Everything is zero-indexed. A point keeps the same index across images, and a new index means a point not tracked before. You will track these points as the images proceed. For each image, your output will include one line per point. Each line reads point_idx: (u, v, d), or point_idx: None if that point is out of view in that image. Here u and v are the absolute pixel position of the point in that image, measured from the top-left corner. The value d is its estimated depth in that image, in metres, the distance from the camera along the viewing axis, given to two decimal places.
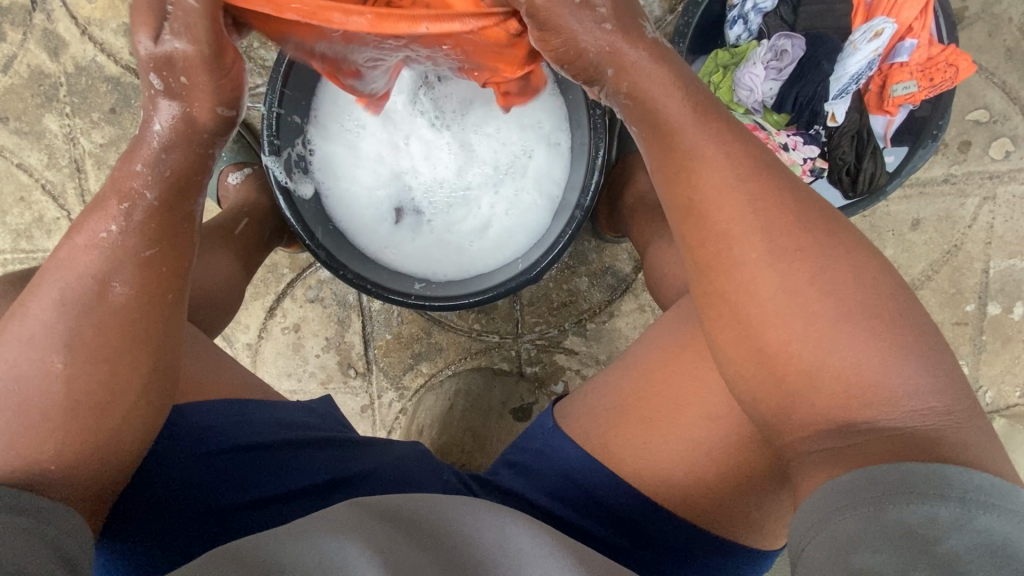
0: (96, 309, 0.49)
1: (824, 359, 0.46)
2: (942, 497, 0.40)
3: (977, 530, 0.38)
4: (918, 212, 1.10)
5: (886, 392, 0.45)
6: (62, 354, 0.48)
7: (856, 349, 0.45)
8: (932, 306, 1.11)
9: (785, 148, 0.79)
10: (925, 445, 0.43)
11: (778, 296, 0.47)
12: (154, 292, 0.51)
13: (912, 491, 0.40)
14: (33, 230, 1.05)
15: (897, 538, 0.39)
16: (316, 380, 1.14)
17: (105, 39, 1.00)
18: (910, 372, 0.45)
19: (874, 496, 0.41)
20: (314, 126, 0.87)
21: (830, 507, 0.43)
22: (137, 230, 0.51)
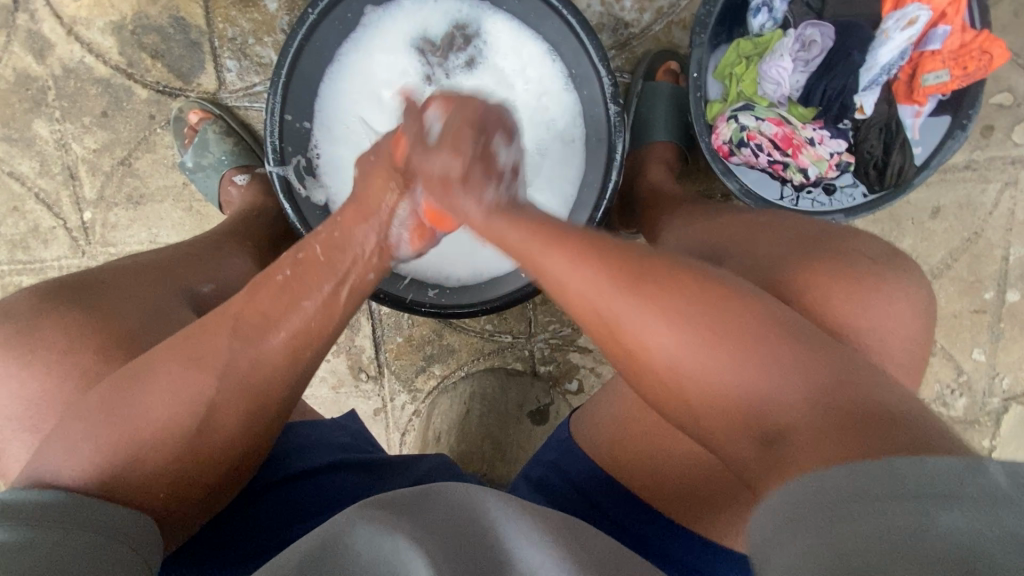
0: (246, 357, 0.48)
1: (705, 380, 0.42)
2: (929, 488, 0.32)
3: (941, 531, 0.30)
4: (938, 199, 1.07)
5: (758, 388, 0.42)
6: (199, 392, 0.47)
7: (720, 355, 0.42)
8: (950, 294, 1.10)
9: (810, 143, 0.76)
10: (851, 424, 0.39)
11: (640, 323, 0.44)
12: (298, 347, 0.50)
13: (880, 482, 0.34)
14: (30, 241, 1.01)
15: (848, 548, 0.31)
16: (327, 385, 1.12)
17: (93, 39, 0.95)
18: (788, 369, 0.42)
19: (848, 492, 0.34)
20: (320, 129, 0.82)
21: (777, 527, 0.36)
22: (301, 277, 0.52)
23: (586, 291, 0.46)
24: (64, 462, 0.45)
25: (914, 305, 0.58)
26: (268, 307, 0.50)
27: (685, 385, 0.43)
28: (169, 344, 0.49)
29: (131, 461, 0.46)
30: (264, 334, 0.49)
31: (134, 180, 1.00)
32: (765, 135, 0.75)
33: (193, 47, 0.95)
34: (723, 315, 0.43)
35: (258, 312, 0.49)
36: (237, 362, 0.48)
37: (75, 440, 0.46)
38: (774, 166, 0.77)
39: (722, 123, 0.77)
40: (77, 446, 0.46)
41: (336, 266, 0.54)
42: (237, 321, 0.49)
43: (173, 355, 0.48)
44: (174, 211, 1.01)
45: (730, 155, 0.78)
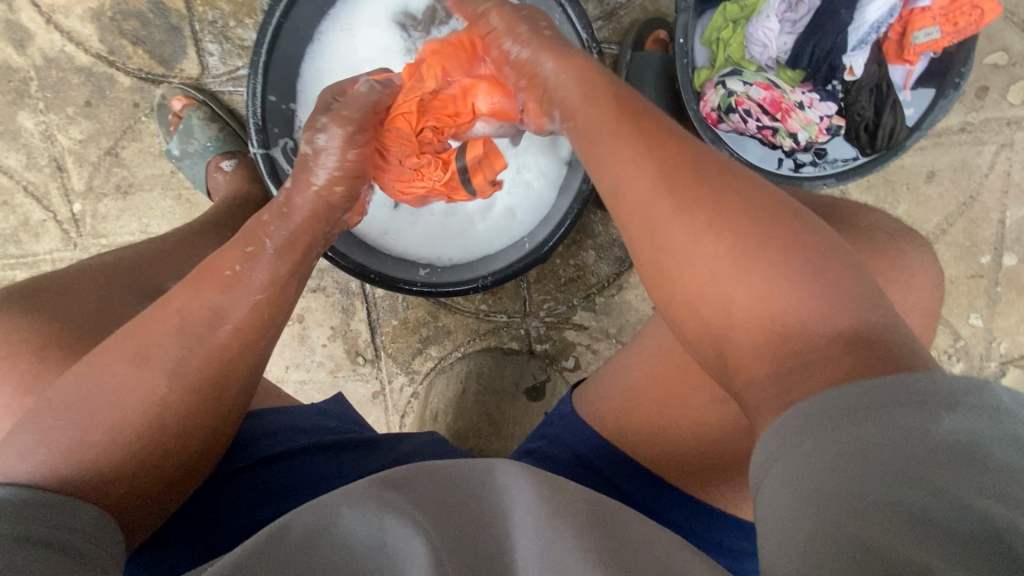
0: (201, 344, 0.50)
1: (753, 308, 0.40)
2: (915, 405, 0.33)
3: (939, 435, 0.31)
4: (933, 163, 1.06)
5: (798, 319, 0.40)
6: (162, 383, 0.48)
7: (772, 284, 0.40)
8: (946, 259, 1.09)
9: (800, 107, 0.75)
10: (868, 354, 0.38)
11: (708, 253, 0.41)
12: (252, 338, 0.52)
13: (875, 401, 0.34)
14: (21, 234, 1.01)
15: (854, 456, 0.33)
16: (325, 370, 1.13)
17: (72, 27, 0.94)
18: (813, 293, 0.40)
19: (842, 415, 0.34)
20: (303, 110, 0.81)
21: (783, 441, 0.36)
22: (251, 262, 0.54)
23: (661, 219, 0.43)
24: (21, 463, 0.45)
25: (902, 263, 0.58)
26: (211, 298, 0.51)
27: (714, 299, 0.42)
28: (113, 342, 0.50)
29: (95, 454, 0.46)
30: (215, 325, 0.50)
31: (122, 170, 1.00)
32: (754, 101, 0.74)
33: (173, 32, 0.94)
34: (764, 237, 0.41)
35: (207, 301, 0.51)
36: (193, 346, 0.49)
37: (27, 442, 0.46)
38: (764, 131, 0.76)
39: (710, 89, 0.76)
40: (36, 449, 0.45)
41: (283, 253, 0.56)
42: (182, 315, 0.50)
43: (120, 352, 0.49)
44: (164, 199, 1.01)
45: (719, 122, 0.77)
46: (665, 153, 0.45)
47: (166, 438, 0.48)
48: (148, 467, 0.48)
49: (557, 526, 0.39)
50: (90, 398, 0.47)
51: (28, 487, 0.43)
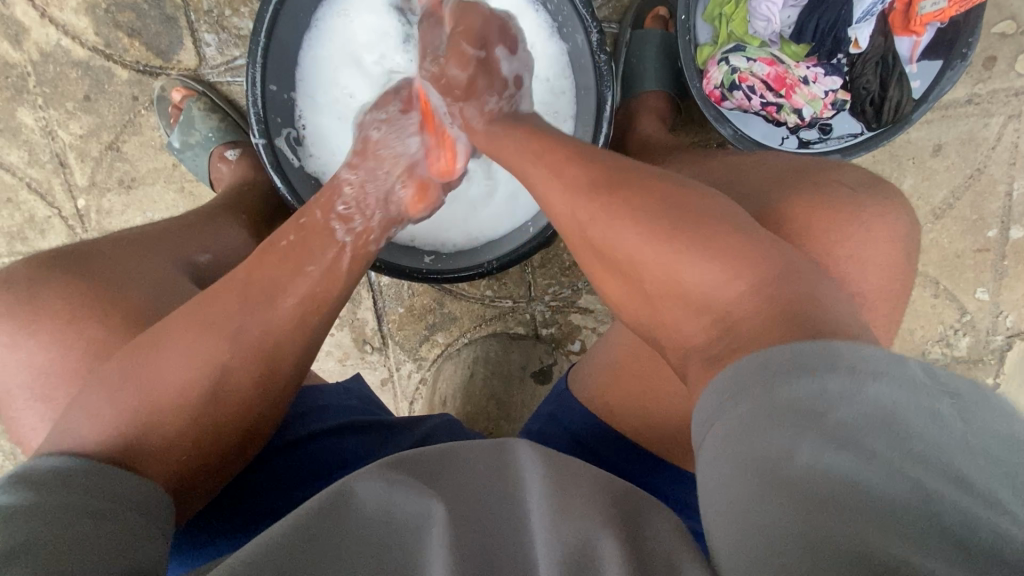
0: (265, 318, 0.51)
1: (662, 278, 0.44)
2: (833, 371, 0.35)
3: (865, 399, 0.34)
4: (939, 137, 1.05)
5: (703, 288, 0.43)
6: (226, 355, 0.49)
7: (680, 255, 0.43)
8: (952, 234, 1.08)
9: (805, 82, 0.74)
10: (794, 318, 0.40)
11: (623, 233, 0.46)
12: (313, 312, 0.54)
13: (804, 364, 0.36)
14: (27, 231, 1.02)
15: (785, 413, 0.35)
16: (333, 359, 1.14)
17: (67, 20, 0.93)
18: (724, 264, 0.43)
19: (767, 377, 0.37)
20: (303, 97, 0.81)
21: (724, 398, 0.38)
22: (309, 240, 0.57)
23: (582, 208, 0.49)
24: (88, 428, 0.46)
25: (909, 237, 0.58)
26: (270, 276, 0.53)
27: (645, 282, 0.45)
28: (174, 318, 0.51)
29: (158, 421, 0.47)
30: (275, 297, 0.52)
31: (124, 165, 1.00)
32: (757, 77, 0.73)
33: (169, 22, 0.93)
34: (686, 219, 0.44)
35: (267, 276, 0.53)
36: (251, 324, 0.51)
37: (93, 411, 0.47)
38: (768, 109, 0.76)
39: (712, 67, 0.75)
40: (102, 414, 0.46)
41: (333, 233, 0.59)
42: (245, 289, 0.52)
43: (183, 324, 0.50)
44: (167, 193, 1.01)
45: (722, 100, 0.76)
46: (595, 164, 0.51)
47: (226, 413, 0.50)
48: (207, 442, 0.49)
49: (594, 515, 0.40)
50: (155, 369, 0.48)
51: (93, 457, 0.44)
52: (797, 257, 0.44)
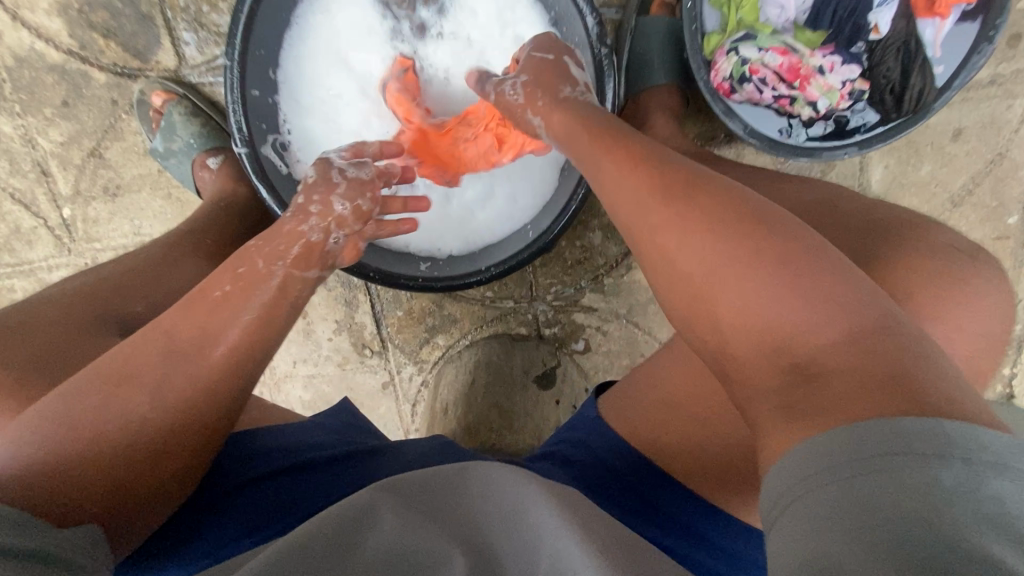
0: (191, 361, 0.47)
1: (733, 309, 0.39)
2: (936, 455, 0.30)
3: (984, 496, 0.29)
4: (960, 120, 1.00)
5: (789, 327, 0.38)
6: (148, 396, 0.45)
7: (756, 286, 0.39)
8: (971, 222, 1.04)
9: (820, 72, 0.69)
10: (881, 383, 0.34)
11: (705, 257, 0.41)
12: (247, 358, 0.49)
13: (912, 449, 0.30)
14: (13, 242, 0.99)
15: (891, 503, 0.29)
16: (333, 364, 1.12)
17: (39, 22, 0.89)
18: (806, 305, 0.38)
19: (860, 460, 0.31)
20: (285, 99, 0.76)
21: (807, 471, 0.33)
22: (251, 278, 0.53)
23: (652, 223, 0.44)
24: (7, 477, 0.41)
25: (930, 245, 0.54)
26: (202, 324, 0.49)
27: (703, 294, 0.41)
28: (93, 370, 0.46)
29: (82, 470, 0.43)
30: (207, 344, 0.48)
31: (108, 172, 0.96)
32: (770, 68, 0.69)
33: (145, 21, 0.89)
34: (760, 246, 0.40)
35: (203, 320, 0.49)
36: (186, 367, 0.47)
37: (1, 462, 0.42)
38: (781, 101, 0.71)
39: (721, 57, 0.70)
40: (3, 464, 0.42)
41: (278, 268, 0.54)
42: (175, 334, 0.48)
43: (104, 373, 0.46)
44: (154, 200, 0.98)
45: (732, 93, 0.71)
46: (700, 181, 0.44)
47: (149, 462, 0.45)
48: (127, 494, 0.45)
49: None
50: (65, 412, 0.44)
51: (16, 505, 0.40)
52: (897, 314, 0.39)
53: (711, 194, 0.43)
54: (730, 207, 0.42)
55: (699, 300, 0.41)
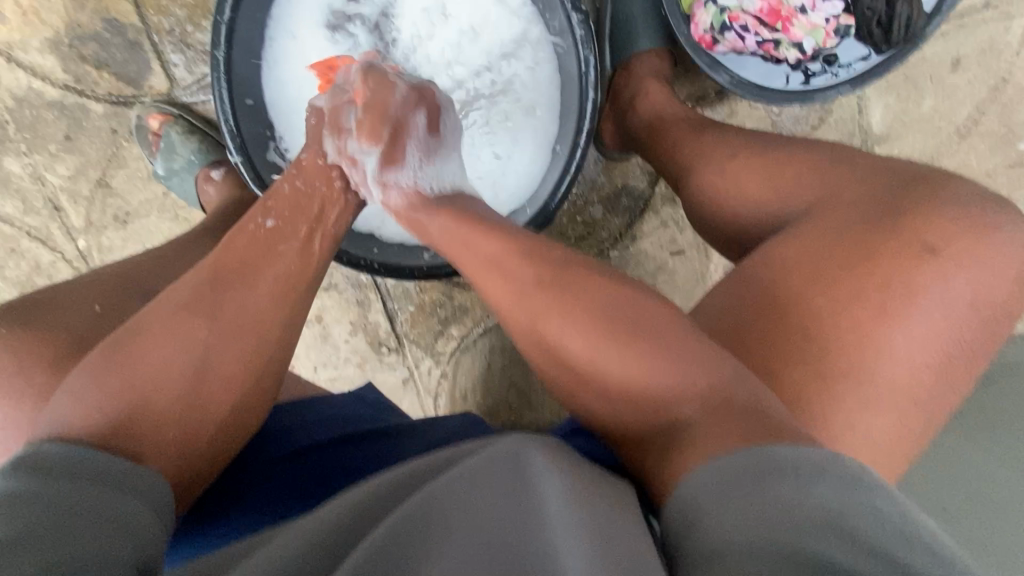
0: (245, 293, 0.51)
1: (635, 386, 0.45)
2: (808, 470, 0.37)
3: (846, 500, 0.35)
4: (958, 49, 0.97)
5: (662, 388, 0.44)
6: (206, 325, 0.49)
7: (620, 361, 0.45)
8: (981, 152, 1.00)
9: (802, 11, 0.69)
10: (742, 415, 0.42)
11: (596, 349, 0.46)
12: (291, 287, 0.54)
13: (787, 465, 0.37)
14: (35, 278, 1.02)
15: (784, 507, 0.34)
16: (352, 364, 1.13)
17: (34, 61, 0.92)
18: (664, 362, 0.45)
19: (746, 478, 0.37)
20: (271, 103, 0.77)
21: (719, 486, 0.37)
22: (285, 215, 0.56)
23: (570, 333, 0.47)
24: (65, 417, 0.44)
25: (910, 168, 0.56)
26: (249, 253, 0.53)
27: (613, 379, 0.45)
28: (137, 325, 0.49)
29: (130, 418, 0.44)
30: (254, 276, 0.52)
31: (116, 200, 0.99)
32: (749, 13, 0.69)
33: (133, 48, 0.91)
34: (613, 319, 0.47)
35: (239, 263, 0.52)
36: (225, 310, 0.50)
37: (76, 403, 0.45)
38: (765, 46, 0.71)
39: (700, 9, 0.70)
40: (77, 403, 0.45)
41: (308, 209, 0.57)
42: (223, 269, 0.52)
43: (163, 320, 0.49)
44: (162, 222, 1.00)
45: (714, 44, 0.71)
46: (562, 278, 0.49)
47: (207, 390, 0.48)
48: (190, 424, 0.46)
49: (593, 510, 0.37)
50: (125, 353, 0.47)
51: (78, 442, 0.42)
52: (864, 294, 0.49)
53: (577, 284, 0.48)
54: (595, 290, 0.48)
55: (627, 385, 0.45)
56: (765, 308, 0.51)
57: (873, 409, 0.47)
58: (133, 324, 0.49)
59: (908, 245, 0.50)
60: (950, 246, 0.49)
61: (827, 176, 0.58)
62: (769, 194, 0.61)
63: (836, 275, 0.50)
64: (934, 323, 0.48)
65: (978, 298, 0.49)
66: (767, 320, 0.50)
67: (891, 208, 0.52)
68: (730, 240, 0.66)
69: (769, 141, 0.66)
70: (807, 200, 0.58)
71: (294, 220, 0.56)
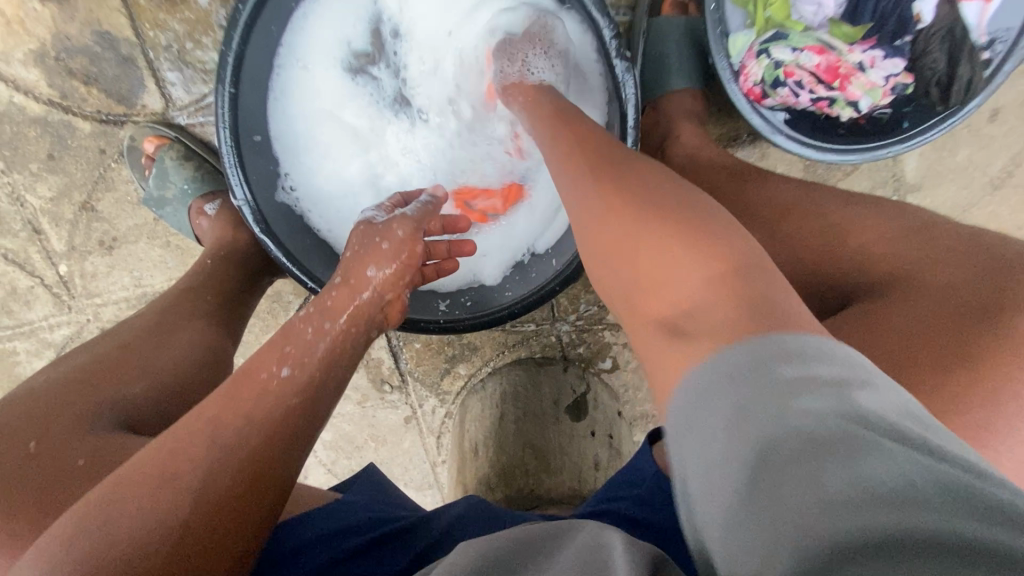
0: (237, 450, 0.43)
1: (631, 272, 0.44)
2: (824, 394, 0.31)
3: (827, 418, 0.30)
4: (998, 99, 0.93)
5: (681, 300, 0.41)
6: (188, 492, 0.40)
7: (626, 227, 0.45)
8: (1013, 206, 0.97)
9: (861, 69, 0.64)
10: (756, 311, 0.37)
11: (594, 221, 0.47)
12: (293, 434, 0.46)
13: (774, 398, 0.32)
14: (11, 304, 0.94)
15: (786, 463, 0.29)
16: (352, 402, 1.07)
17: (15, 73, 0.84)
18: (693, 257, 0.41)
19: (753, 424, 0.32)
20: (283, 138, 0.71)
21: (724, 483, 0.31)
22: (299, 359, 0.50)
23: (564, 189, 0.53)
24: None
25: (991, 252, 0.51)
26: (252, 407, 0.46)
27: (641, 280, 0.43)
28: (109, 490, 0.40)
29: None
30: (253, 431, 0.44)
31: (102, 224, 0.92)
32: (805, 69, 0.64)
33: (126, 64, 0.83)
34: (655, 213, 0.44)
35: (239, 418, 0.44)
36: (219, 468, 0.42)
37: None
38: (819, 104, 0.66)
39: (750, 60, 0.65)
40: None
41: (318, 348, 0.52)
42: (216, 423, 0.44)
43: (138, 484, 0.40)
44: (152, 249, 0.93)
45: (763, 98, 0.66)
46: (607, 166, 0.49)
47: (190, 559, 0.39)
48: None
49: None
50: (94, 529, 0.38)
51: None
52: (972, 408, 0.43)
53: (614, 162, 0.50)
54: (624, 176, 0.48)
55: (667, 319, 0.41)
56: None
57: None
58: (110, 488, 0.40)
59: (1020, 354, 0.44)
60: None
61: (893, 256, 0.54)
62: None
63: (929, 385, 0.45)
64: None
65: None
66: None
67: (989, 304, 0.46)
68: None
69: (823, 200, 0.62)
70: (886, 278, 0.54)
71: (310, 371, 0.50)
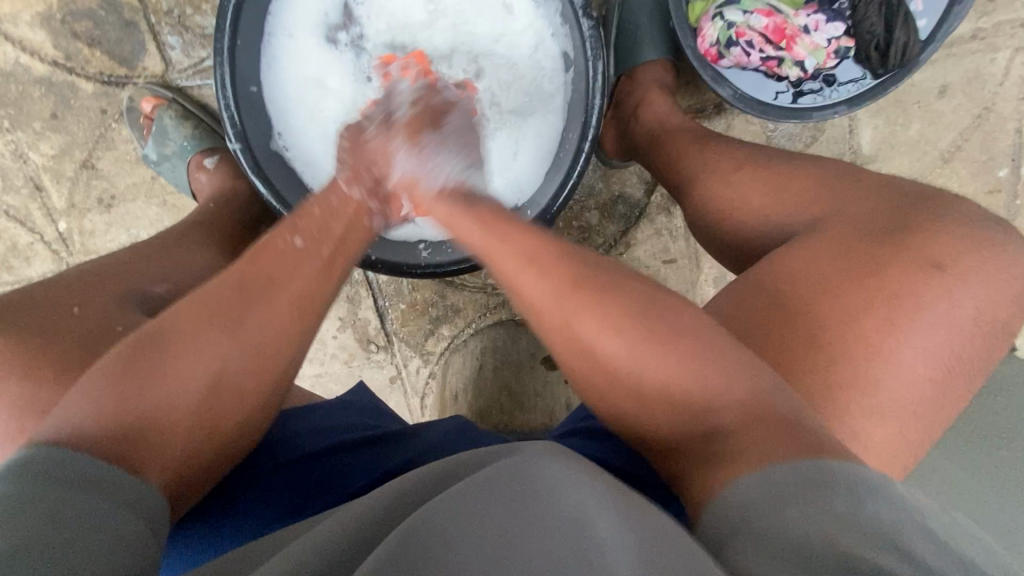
0: (261, 312, 0.49)
1: (615, 356, 0.44)
2: (920, 531, 0.34)
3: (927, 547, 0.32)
4: (945, 77, 1.01)
5: (660, 391, 0.43)
6: (225, 340, 0.47)
7: (631, 348, 0.44)
8: (964, 177, 1.04)
9: (805, 31, 0.71)
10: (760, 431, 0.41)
11: (599, 320, 0.45)
12: (311, 306, 0.52)
13: (867, 524, 0.34)
14: (10, 259, 0.98)
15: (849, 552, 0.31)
16: (339, 361, 1.11)
17: (23, 35, 0.89)
18: (682, 374, 0.43)
19: (833, 518, 0.34)
20: (276, 91, 0.75)
21: (773, 501, 0.36)
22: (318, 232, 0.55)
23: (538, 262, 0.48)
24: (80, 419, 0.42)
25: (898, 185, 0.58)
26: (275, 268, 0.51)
27: (617, 378, 0.45)
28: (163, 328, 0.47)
29: (135, 426, 0.43)
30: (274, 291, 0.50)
31: (101, 182, 0.96)
32: (755, 30, 0.71)
33: (129, 27, 0.89)
34: (650, 313, 0.45)
35: (265, 275, 0.50)
36: (247, 331, 0.48)
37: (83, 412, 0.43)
38: (769, 63, 0.72)
39: (706, 23, 0.72)
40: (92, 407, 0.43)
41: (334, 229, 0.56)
42: (245, 281, 0.50)
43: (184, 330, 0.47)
44: (149, 208, 0.97)
45: (719, 58, 0.73)
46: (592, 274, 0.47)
47: (222, 402, 0.46)
48: (194, 429, 0.45)
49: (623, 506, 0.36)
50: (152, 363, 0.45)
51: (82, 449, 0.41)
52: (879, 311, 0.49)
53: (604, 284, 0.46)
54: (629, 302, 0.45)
55: (606, 387, 0.45)
56: (756, 311, 0.53)
57: (875, 420, 0.48)
58: (163, 323, 0.47)
59: (910, 260, 0.51)
60: (941, 259, 0.51)
61: (826, 193, 0.59)
62: (771, 207, 0.63)
63: (838, 289, 0.51)
64: (935, 338, 0.50)
65: (980, 314, 0.51)
66: (764, 338, 0.51)
67: (897, 226, 0.54)
68: (728, 250, 0.67)
69: (768, 157, 0.67)
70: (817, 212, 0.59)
71: (326, 244, 0.54)
